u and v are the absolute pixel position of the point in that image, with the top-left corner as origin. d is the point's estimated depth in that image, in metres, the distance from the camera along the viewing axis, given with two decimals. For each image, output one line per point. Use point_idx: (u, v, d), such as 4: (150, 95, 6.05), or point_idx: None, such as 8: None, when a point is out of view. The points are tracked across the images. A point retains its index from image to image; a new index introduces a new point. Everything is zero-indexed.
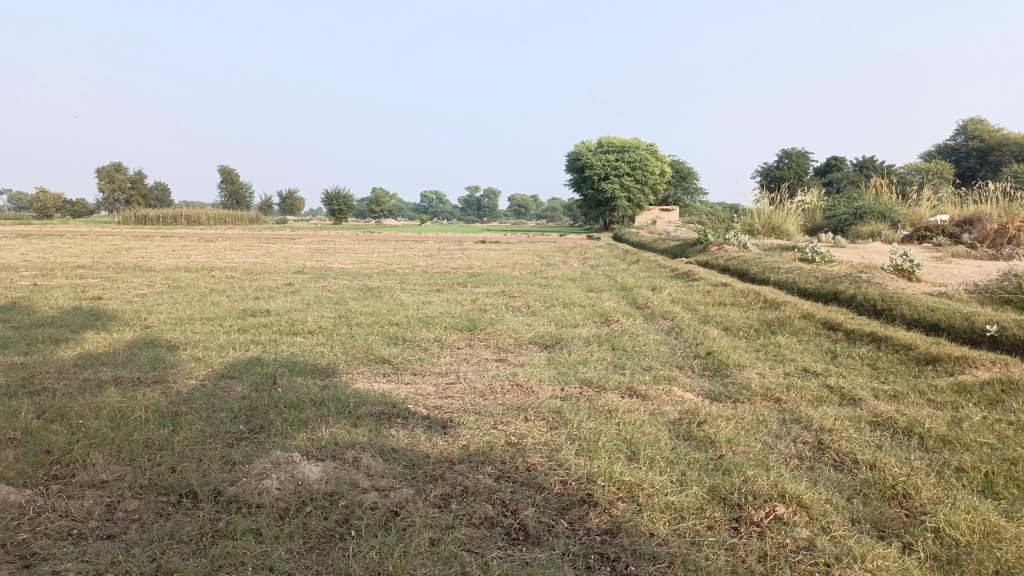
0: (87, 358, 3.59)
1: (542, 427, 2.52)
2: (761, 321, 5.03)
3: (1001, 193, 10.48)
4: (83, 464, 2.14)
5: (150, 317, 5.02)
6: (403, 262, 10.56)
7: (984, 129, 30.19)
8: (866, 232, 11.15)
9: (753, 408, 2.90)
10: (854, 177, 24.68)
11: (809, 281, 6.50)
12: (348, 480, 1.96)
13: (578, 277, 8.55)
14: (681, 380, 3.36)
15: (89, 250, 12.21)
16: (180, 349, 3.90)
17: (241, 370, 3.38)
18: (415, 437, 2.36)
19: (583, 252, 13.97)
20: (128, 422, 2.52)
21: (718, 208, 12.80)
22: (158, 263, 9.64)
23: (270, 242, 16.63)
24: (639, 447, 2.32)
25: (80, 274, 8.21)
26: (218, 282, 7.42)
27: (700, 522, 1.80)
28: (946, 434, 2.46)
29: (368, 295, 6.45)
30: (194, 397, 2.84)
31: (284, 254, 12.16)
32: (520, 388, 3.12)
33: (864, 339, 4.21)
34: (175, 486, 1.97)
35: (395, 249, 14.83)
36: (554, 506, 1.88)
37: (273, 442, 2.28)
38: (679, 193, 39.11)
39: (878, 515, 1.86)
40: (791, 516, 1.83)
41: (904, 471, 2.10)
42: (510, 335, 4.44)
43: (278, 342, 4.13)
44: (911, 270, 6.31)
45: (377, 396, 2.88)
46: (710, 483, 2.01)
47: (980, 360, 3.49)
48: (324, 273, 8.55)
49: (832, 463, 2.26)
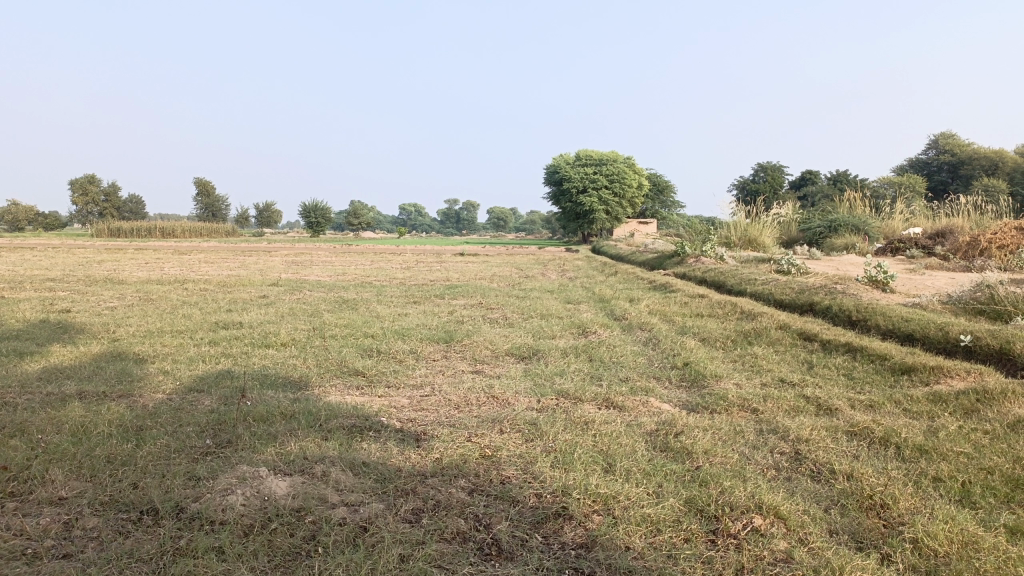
0: (52, 372, 3.50)
1: (517, 439, 2.48)
2: (738, 331, 5.03)
3: (971, 206, 10.64)
4: (41, 480, 2.07)
5: (119, 330, 4.92)
6: (380, 275, 10.49)
7: (954, 143, 30.71)
8: (840, 245, 11.27)
9: (730, 418, 2.88)
10: (829, 191, 24.99)
11: (785, 292, 6.53)
12: (317, 495, 1.90)
13: (556, 289, 8.53)
14: (658, 390, 3.33)
15: (59, 263, 11.99)
16: (149, 362, 3.82)
17: (211, 383, 3.30)
18: (387, 450, 2.31)
19: (562, 264, 13.98)
20: (90, 437, 2.44)
21: (695, 221, 12.86)
22: (129, 276, 9.49)
23: (245, 254, 16.48)
24: (615, 458, 2.28)
25: (50, 286, 8.06)
26: (190, 294, 7.31)
27: (676, 535, 1.77)
28: (923, 444, 2.45)
29: (344, 307, 6.38)
30: (161, 412, 2.77)
31: (259, 267, 12.05)
32: (496, 400, 3.08)
33: (840, 349, 4.21)
34: (136, 503, 1.90)
35: (372, 261, 14.75)
36: (529, 520, 1.83)
37: (240, 457, 2.22)
38: (656, 207, 39.42)
39: (856, 526, 1.84)
40: (769, 527, 1.80)
41: (881, 482, 2.09)
42: (486, 346, 4.40)
43: (250, 354, 4.05)
44: (886, 281, 6.36)
45: (350, 408, 2.82)
46: (687, 494, 1.98)
47: (955, 369, 3.50)
48: (299, 286, 8.46)
49: (809, 473, 2.24)
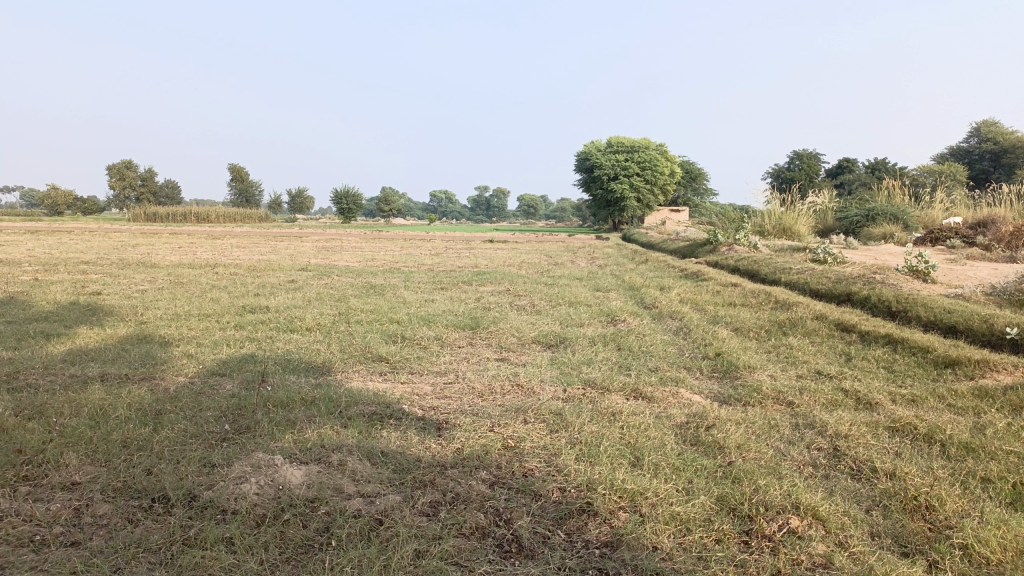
0: (75, 353, 3.48)
1: (541, 430, 2.40)
2: (772, 321, 4.89)
3: (1014, 195, 10.34)
4: (55, 464, 2.03)
5: (147, 313, 4.91)
6: (408, 261, 10.44)
7: (997, 131, 29.88)
8: (878, 234, 10.98)
9: (764, 412, 2.77)
10: (866, 179, 24.52)
11: (821, 282, 6.36)
12: (332, 485, 1.84)
13: (585, 276, 8.43)
14: (688, 381, 3.23)
15: (95, 246, 12.17)
16: (173, 345, 3.79)
17: (233, 367, 3.26)
18: (406, 439, 2.24)
19: (590, 252, 13.84)
20: (108, 420, 2.41)
21: (728, 208, 12.65)
22: (161, 259, 9.55)
23: (278, 239, 16.60)
24: (643, 452, 2.19)
25: (84, 269, 8.14)
26: (220, 278, 7.32)
27: (707, 535, 1.67)
28: (970, 442, 2.32)
29: (371, 293, 6.32)
30: (181, 395, 2.73)
31: (289, 252, 12.09)
32: (521, 389, 3.00)
33: (879, 341, 4.06)
34: (148, 489, 1.86)
35: (402, 246, 14.72)
36: (552, 516, 1.75)
37: (256, 444, 2.16)
38: (690, 195, 39.13)
39: (900, 529, 1.72)
40: (807, 529, 1.70)
41: (925, 482, 1.97)
42: (512, 334, 4.31)
43: (274, 339, 4.01)
44: (927, 271, 6.16)
45: (371, 395, 2.76)
46: (719, 492, 1.87)
47: (1002, 364, 3.34)
48: (327, 271, 8.45)
49: (848, 471, 2.13)
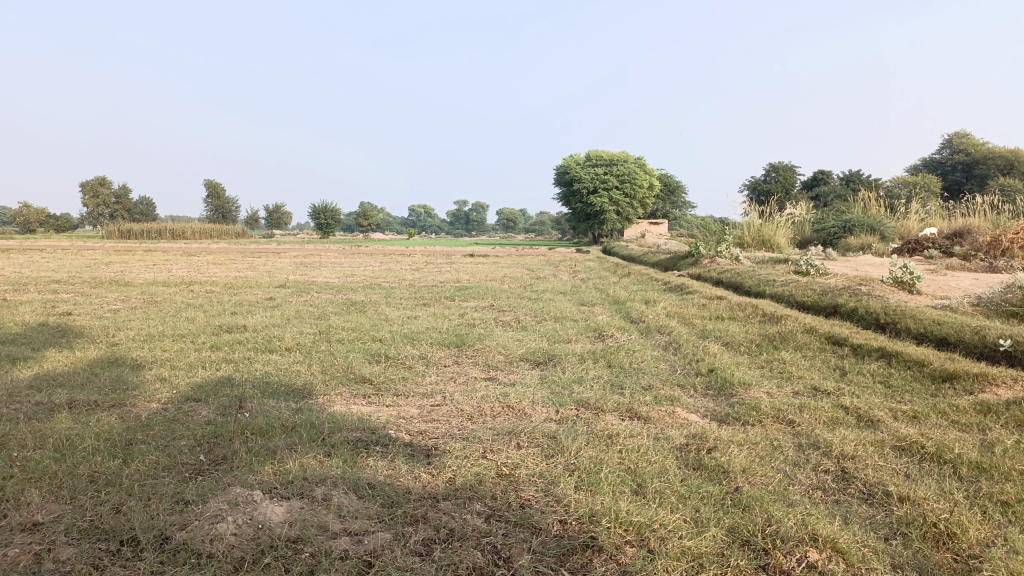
0: (43, 379, 3.31)
1: (537, 456, 2.28)
2: (762, 335, 4.81)
3: (989, 206, 10.43)
4: (16, 503, 1.88)
5: (119, 334, 4.73)
6: (389, 277, 10.29)
7: (969, 143, 30.38)
8: (856, 245, 10.99)
9: (766, 432, 2.67)
10: (842, 191, 24.73)
11: (807, 294, 6.31)
12: (316, 523, 1.71)
13: (568, 290, 8.32)
14: (684, 400, 3.13)
15: (69, 264, 11.89)
16: (146, 368, 3.63)
17: (209, 391, 3.11)
18: (395, 468, 2.11)
19: (574, 265, 13.73)
20: (75, 453, 2.25)
21: (708, 220, 12.63)
22: (135, 278, 9.33)
23: (254, 255, 16.37)
24: (646, 479, 2.08)
25: (55, 288, 7.91)
26: (195, 296, 7.13)
27: (722, 572, 1.56)
28: (981, 462, 2.23)
29: (352, 310, 6.18)
30: (153, 423, 2.58)
31: (267, 268, 11.87)
32: (512, 410, 2.88)
33: (873, 355, 3.99)
34: (116, 531, 1.71)
35: (382, 262, 14.52)
36: (554, 553, 1.63)
37: (234, 477, 2.02)
38: (669, 208, 39.35)
39: (923, 560, 1.63)
40: (827, 563, 1.59)
41: (944, 506, 1.87)
42: (499, 352, 4.19)
43: (253, 360, 3.86)
44: (912, 282, 6.13)
45: (355, 419, 2.62)
46: (730, 523, 1.77)
47: (1001, 377, 3.27)
48: (307, 288, 8.27)
49: (859, 496, 2.03)
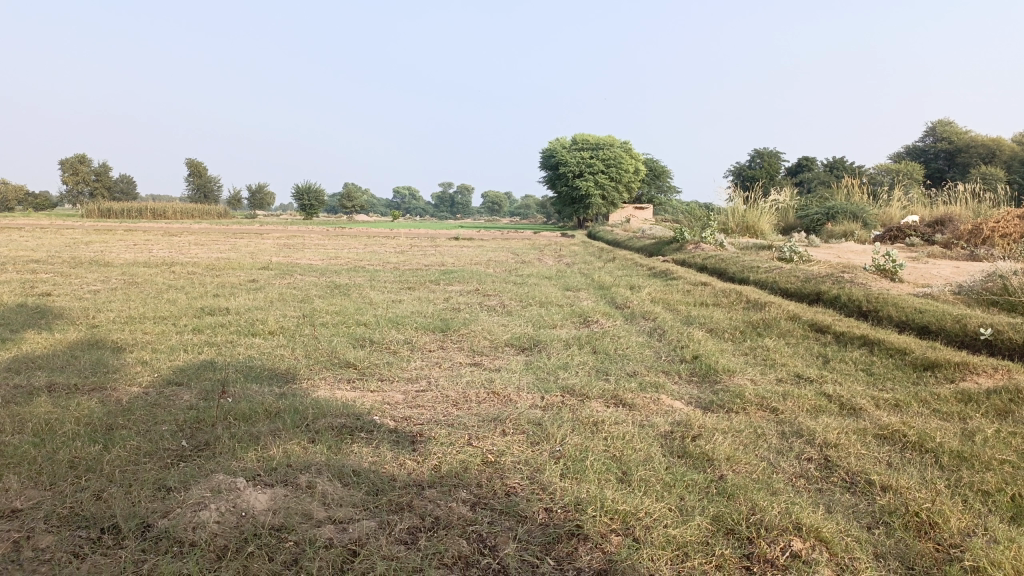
0: (21, 361, 3.26)
1: (522, 443, 2.27)
2: (747, 322, 4.82)
3: (970, 194, 10.50)
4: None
5: (99, 316, 4.67)
6: (373, 259, 10.23)
7: (952, 130, 30.56)
8: (838, 232, 11.04)
9: (750, 419, 2.68)
10: (825, 178, 24.81)
11: (790, 281, 6.33)
12: (300, 510, 1.69)
13: (553, 275, 8.31)
14: (668, 387, 3.13)
15: (48, 243, 11.72)
16: (126, 351, 3.59)
17: (191, 375, 3.08)
18: (379, 455, 2.10)
19: (559, 250, 13.70)
20: (55, 437, 2.22)
21: (693, 206, 12.62)
22: (116, 258, 9.21)
23: (237, 236, 16.21)
24: (631, 467, 2.08)
25: (34, 268, 7.78)
26: (176, 278, 7.05)
27: (706, 561, 1.56)
28: (962, 451, 2.26)
29: (336, 293, 6.13)
30: (134, 408, 2.54)
31: (250, 249, 11.76)
32: (497, 397, 2.87)
33: (855, 342, 4.02)
34: (97, 518, 1.69)
35: (366, 244, 14.42)
36: (539, 541, 1.63)
37: (216, 464, 2.00)
38: (654, 193, 39.36)
39: (905, 549, 1.64)
40: (810, 552, 1.61)
41: (926, 496, 1.88)
42: (484, 337, 4.18)
43: (235, 344, 3.82)
44: (894, 270, 6.16)
45: (339, 405, 2.60)
46: (715, 511, 1.77)
47: (981, 366, 3.30)
48: (290, 270, 8.21)
49: (843, 484, 2.05)
